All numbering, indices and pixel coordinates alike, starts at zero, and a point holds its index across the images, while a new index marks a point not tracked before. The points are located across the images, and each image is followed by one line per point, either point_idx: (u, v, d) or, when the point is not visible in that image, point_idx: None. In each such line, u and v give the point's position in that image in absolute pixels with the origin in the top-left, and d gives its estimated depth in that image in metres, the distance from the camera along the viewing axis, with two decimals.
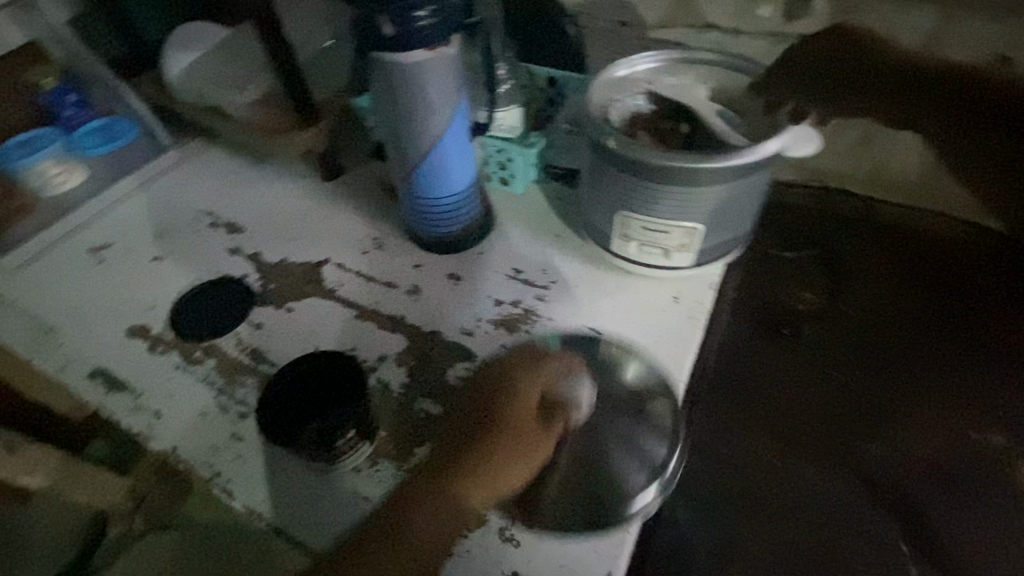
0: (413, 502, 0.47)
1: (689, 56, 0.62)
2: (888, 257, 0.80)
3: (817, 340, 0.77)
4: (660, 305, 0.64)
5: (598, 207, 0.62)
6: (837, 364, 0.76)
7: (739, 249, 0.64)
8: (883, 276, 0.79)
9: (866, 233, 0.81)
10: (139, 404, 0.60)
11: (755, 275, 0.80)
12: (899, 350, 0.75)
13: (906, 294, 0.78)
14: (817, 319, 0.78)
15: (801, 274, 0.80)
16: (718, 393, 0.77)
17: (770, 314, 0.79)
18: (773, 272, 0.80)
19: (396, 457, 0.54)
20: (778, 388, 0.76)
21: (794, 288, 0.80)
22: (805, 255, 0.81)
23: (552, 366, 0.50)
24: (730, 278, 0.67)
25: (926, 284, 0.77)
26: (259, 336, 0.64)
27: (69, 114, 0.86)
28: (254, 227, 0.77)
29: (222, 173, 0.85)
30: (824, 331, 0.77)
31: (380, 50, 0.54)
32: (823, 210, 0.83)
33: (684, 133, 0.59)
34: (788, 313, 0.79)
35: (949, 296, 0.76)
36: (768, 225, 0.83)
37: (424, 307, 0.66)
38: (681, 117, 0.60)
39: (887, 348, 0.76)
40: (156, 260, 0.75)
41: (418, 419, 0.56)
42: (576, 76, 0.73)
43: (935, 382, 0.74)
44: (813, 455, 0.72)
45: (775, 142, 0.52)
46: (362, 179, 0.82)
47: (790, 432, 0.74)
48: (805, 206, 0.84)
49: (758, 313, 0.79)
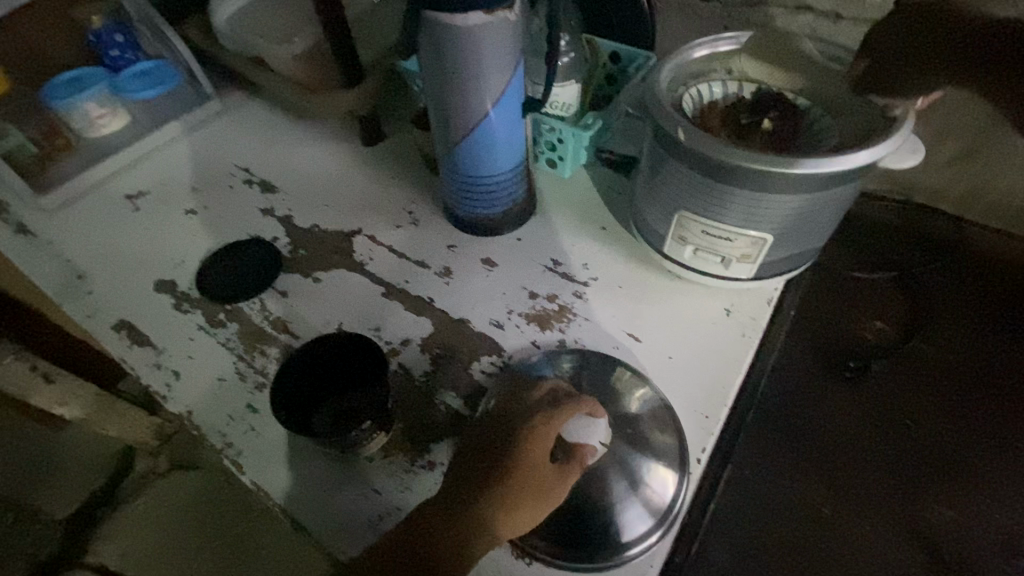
0: (425, 535, 0.43)
1: (778, 42, 0.55)
2: (988, 289, 0.69)
3: (894, 380, 0.66)
4: (708, 317, 0.58)
5: (654, 203, 0.56)
6: (916, 408, 0.65)
7: (806, 264, 0.57)
8: (979, 311, 0.68)
9: (960, 261, 0.72)
10: (160, 362, 0.59)
11: (820, 293, 0.71)
12: (992, 398, 0.65)
13: (1004, 334, 0.67)
14: (897, 355, 0.67)
15: (876, 304, 0.71)
16: (765, 428, 0.67)
17: (839, 341, 0.69)
18: (840, 292, 0.72)
19: (411, 451, 0.51)
20: (835, 426, 0.66)
21: (866, 316, 0.70)
22: (882, 281, 0.71)
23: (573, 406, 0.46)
24: (790, 294, 0.61)
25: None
26: (283, 304, 0.62)
27: (115, 55, 0.84)
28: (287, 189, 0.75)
29: (261, 129, 0.82)
30: (907, 371, 0.67)
31: (434, 10, 0.48)
32: (908, 227, 0.76)
33: (768, 129, 0.52)
34: (861, 342, 0.68)
35: None
36: (845, 238, 0.75)
37: (454, 292, 0.62)
38: (764, 111, 0.53)
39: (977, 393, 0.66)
40: (189, 214, 0.74)
41: (438, 413, 0.53)
42: (645, 54, 0.66)
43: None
44: (870, 508, 0.63)
45: (872, 152, 0.45)
46: (403, 148, 0.78)
47: (846, 480, 0.64)
48: (886, 219, 0.77)
49: (825, 338, 0.69)
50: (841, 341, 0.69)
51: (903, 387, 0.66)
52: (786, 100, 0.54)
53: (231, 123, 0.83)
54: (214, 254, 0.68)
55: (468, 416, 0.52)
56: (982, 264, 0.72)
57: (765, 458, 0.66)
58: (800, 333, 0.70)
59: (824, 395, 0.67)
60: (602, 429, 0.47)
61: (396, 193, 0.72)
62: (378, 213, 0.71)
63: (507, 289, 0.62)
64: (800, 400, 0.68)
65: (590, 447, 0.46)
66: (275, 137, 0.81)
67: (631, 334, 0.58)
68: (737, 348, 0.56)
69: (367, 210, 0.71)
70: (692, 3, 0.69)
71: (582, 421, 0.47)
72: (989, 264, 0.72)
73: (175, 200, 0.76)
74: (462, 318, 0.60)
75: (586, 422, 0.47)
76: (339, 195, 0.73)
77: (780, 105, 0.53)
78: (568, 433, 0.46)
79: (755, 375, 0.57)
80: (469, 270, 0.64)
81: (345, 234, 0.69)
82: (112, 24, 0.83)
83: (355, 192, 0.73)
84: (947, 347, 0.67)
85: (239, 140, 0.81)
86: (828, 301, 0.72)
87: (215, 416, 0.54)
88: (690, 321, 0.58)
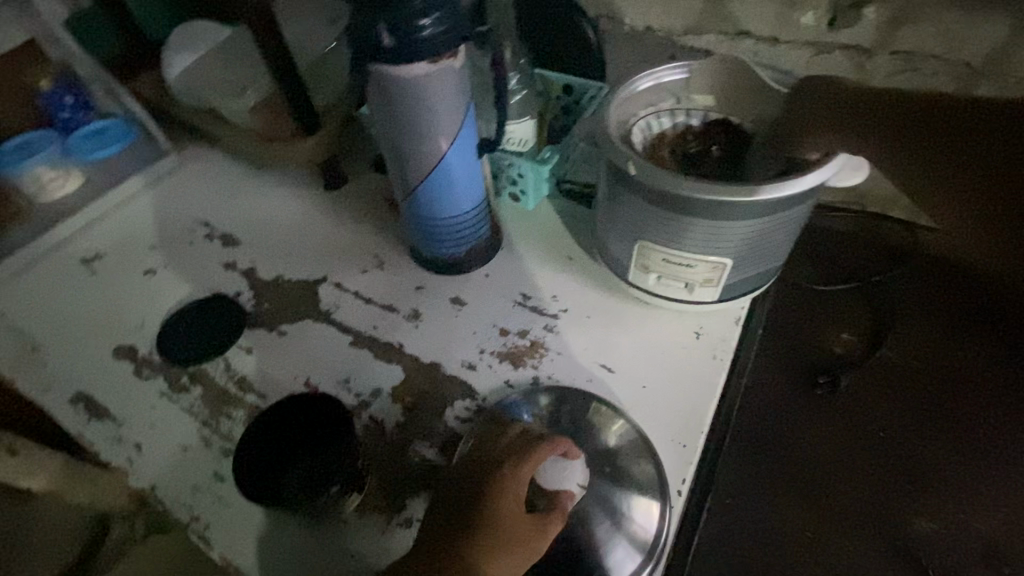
0: None
1: (722, 68, 0.56)
2: (938, 294, 0.71)
3: (860, 395, 0.67)
4: (679, 341, 0.58)
5: (616, 234, 0.57)
6: (891, 425, 0.65)
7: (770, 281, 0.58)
8: (931, 316, 0.70)
9: (916, 266, 0.74)
10: (121, 435, 0.57)
11: (779, 307, 0.72)
12: (963, 409, 0.65)
13: (962, 340, 0.68)
14: (860, 370, 0.68)
15: (835, 311, 0.72)
16: (742, 448, 0.66)
17: (802, 358, 0.69)
18: (798, 307, 0.72)
19: (386, 510, 0.50)
20: (817, 451, 0.65)
21: (828, 327, 0.71)
22: (839, 294, 0.73)
23: (546, 448, 0.45)
24: (758, 310, 0.62)
25: (986, 327, 0.68)
26: (249, 363, 0.61)
27: (65, 117, 0.82)
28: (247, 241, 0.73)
29: (218, 181, 0.81)
30: (871, 385, 0.67)
31: (380, 63, 0.49)
32: (863, 234, 0.78)
33: (715, 156, 0.56)
34: (822, 357, 0.69)
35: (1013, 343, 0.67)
36: (798, 249, 0.76)
37: (424, 336, 0.61)
38: (712, 139, 0.56)
39: (950, 406, 0.65)
40: (148, 274, 0.72)
41: (413, 466, 0.52)
42: (595, 85, 0.67)
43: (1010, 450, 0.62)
44: (860, 538, 0.60)
45: (818, 174, 0.47)
46: (367, 189, 0.77)
47: (834, 510, 0.62)
48: (840, 228, 0.79)
49: (784, 352, 0.70)
50: (804, 355, 0.69)
51: (867, 401, 0.66)
52: (731, 127, 0.57)
53: (187, 177, 0.82)
54: (174, 316, 0.66)
55: (444, 465, 0.51)
56: (930, 270, 0.73)
57: (752, 492, 0.64)
58: (770, 355, 0.70)
59: (798, 415, 0.66)
60: (578, 471, 0.46)
61: (358, 237, 0.71)
62: (341, 260, 0.69)
63: (477, 328, 0.61)
64: (772, 421, 0.66)
65: (568, 491, 0.45)
66: (232, 188, 0.80)
67: (604, 364, 0.58)
68: (710, 371, 0.56)
69: (329, 257, 0.70)
70: (637, 32, 0.71)
71: (558, 464, 0.46)
72: (936, 267, 0.73)
73: (132, 261, 0.74)
74: (432, 362, 0.59)
75: (561, 464, 0.46)
76: (300, 243, 0.72)
77: (726, 132, 0.56)
78: (545, 479, 0.46)
79: (731, 397, 0.57)
80: (437, 312, 0.63)
81: (309, 283, 0.68)
82: (60, 84, 0.81)
83: (316, 239, 0.72)
84: (908, 358, 0.68)
85: (196, 193, 0.80)
86: (788, 323, 0.72)
87: (180, 491, 0.52)
88: (661, 347, 0.58)
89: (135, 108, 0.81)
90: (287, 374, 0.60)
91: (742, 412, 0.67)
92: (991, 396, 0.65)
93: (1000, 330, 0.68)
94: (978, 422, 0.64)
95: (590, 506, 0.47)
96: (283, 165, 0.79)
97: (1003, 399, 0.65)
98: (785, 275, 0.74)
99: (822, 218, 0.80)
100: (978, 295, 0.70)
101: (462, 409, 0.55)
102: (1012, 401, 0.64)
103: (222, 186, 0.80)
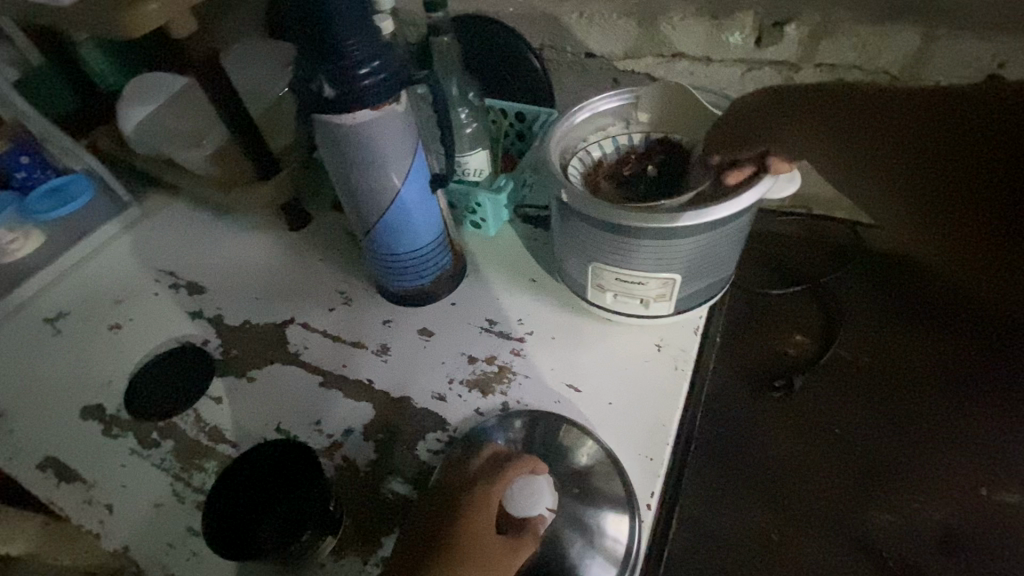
0: None
1: (656, 92, 0.59)
2: (880, 296, 0.80)
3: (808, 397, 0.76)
4: (642, 355, 0.60)
5: (570, 257, 0.58)
6: (844, 420, 0.74)
7: (722, 290, 0.60)
8: (874, 318, 0.79)
9: (861, 269, 0.82)
10: (92, 497, 0.57)
11: (732, 324, 0.81)
12: (906, 400, 0.74)
13: (904, 337, 0.77)
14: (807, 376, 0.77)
15: (788, 319, 0.81)
16: (714, 454, 0.76)
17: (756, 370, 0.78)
18: (748, 321, 0.81)
19: (364, 549, 0.51)
20: (774, 449, 0.75)
21: (784, 334, 0.80)
22: (786, 305, 0.81)
23: (517, 468, 0.48)
24: (714, 318, 0.64)
25: (922, 324, 0.78)
26: (218, 412, 0.61)
27: (22, 177, 0.83)
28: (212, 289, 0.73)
29: (179, 230, 0.81)
30: (816, 389, 0.76)
31: (323, 113, 0.51)
32: (815, 239, 0.83)
33: (654, 175, 0.58)
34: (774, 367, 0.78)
35: (947, 336, 0.77)
36: (754, 260, 0.83)
37: (393, 370, 0.62)
38: (649, 157, 0.59)
39: (895, 399, 0.75)
40: (112, 329, 0.71)
41: (386, 502, 0.53)
42: (543, 111, 0.70)
43: (946, 434, 0.72)
44: (818, 527, 0.71)
45: (752, 192, 0.49)
46: (329, 226, 0.78)
47: (794, 506, 0.72)
48: (794, 232, 0.84)
49: (741, 364, 0.79)
50: (762, 364, 0.78)
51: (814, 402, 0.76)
52: (669, 145, 0.59)
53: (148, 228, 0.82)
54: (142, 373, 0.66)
55: (418, 498, 0.51)
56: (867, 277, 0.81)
57: (720, 485, 0.74)
58: (727, 369, 0.79)
59: (756, 417, 0.76)
60: (546, 491, 0.46)
61: (323, 276, 0.72)
62: (306, 301, 0.70)
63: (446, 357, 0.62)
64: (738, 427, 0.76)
65: (538, 516, 0.46)
66: (193, 236, 0.79)
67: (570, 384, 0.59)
68: (674, 383, 0.58)
69: (294, 298, 0.70)
70: (580, 59, 0.74)
71: (525, 486, 0.46)
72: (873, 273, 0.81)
73: (97, 318, 0.73)
74: (402, 397, 0.60)
75: (528, 484, 0.47)
76: (264, 287, 0.72)
77: (664, 151, 0.59)
78: (513, 506, 0.46)
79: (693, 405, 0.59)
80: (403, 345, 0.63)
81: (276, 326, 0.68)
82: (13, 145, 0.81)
83: (280, 281, 0.72)
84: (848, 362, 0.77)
85: (157, 244, 0.80)
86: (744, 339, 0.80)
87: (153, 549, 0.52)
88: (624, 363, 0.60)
89: (90, 161, 0.80)
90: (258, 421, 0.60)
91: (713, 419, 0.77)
92: (918, 390, 0.75)
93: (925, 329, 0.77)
94: (910, 412, 0.74)
95: (562, 528, 0.48)
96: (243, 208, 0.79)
97: (941, 389, 0.74)
98: (739, 285, 0.83)
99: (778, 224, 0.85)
100: (908, 297, 0.79)
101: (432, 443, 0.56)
102: (947, 390, 0.74)
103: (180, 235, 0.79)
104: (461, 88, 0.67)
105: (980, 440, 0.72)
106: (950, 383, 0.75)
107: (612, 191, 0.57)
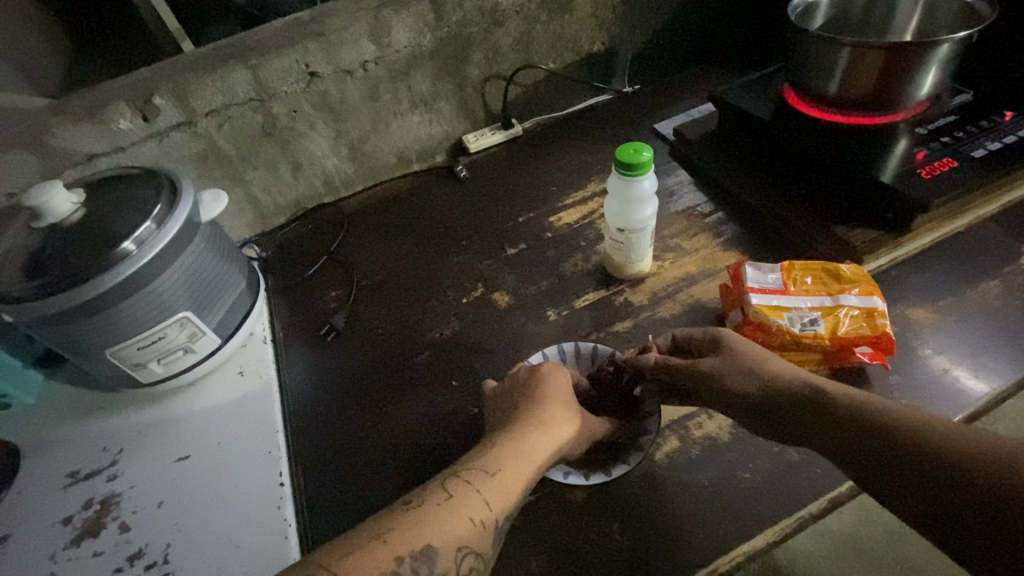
0: (498, 463, 0.51)
1: (416, 11, 0.87)
2: (605, 120, 1.04)
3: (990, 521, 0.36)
4: (537, 245, 0.84)
5: None
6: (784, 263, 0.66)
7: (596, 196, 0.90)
8: (607, 136, 1.01)
9: (585, 112, 1.07)
10: (136, 556, 0.60)
11: (527, 169, 0.98)
12: (776, 216, 0.78)
13: (749, 174, 0.83)
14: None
15: (554, 159, 0.99)
16: (541, 279, 0.80)
17: (890, 478, 0.41)
18: (539, 149, 1.02)
19: (376, 437, 0.67)
20: (647, 316, 0.72)
21: (547, 162, 0.99)
22: (581, 137, 1.02)
23: (40, 189, 0.62)
24: (550, 198, 0.92)
25: (745, 160, 0.85)
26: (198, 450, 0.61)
27: None
28: (157, 414, 0.73)
29: (37, 231, 0.63)
30: (880, 475, 0.42)
31: None
32: (551, 85, 1.05)
33: (619, 13, 1.02)
34: (974, 489, 0.37)
35: (773, 159, 0.83)
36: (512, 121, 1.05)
37: (364, 346, 0.77)
38: (619, 42, 1.06)
39: (766, 216, 0.80)
40: (75, 477, 0.68)
41: (373, 415, 0.69)
42: (343, 37, 0.85)
43: (799, 223, 0.75)
44: (803, 409, 0.49)
45: None
46: (145, 196, 0.66)
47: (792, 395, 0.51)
48: (538, 87, 1.05)
49: (778, 484, 0.56)
50: (571, 206, 0.90)
51: (962, 505, 0.37)
52: (635, 14, 1.04)
53: (50, 391, 0.77)
54: (131, 484, 0.66)
55: (438, 400, 0.69)
56: (608, 113, 1.06)
57: (572, 321, 0.74)
58: (717, 448, 0.59)
59: (569, 236, 0.85)
60: (59, 186, 0.63)
61: (549, 423, 0.55)
62: (216, 291, 0.73)
63: (384, 297, 0.82)
64: (548, 247, 0.84)
65: None
66: (52, 228, 0.63)
67: (500, 291, 0.79)
68: (566, 264, 0.81)
69: (547, 446, 0.53)
70: None
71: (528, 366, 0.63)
72: (607, 107, 1.07)
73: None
74: (385, 348, 0.76)
75: (47, 186, 0.62)
76: (499, 432, 0.55)
77: (636, 17, 1.04)
78: None
79: (564, 263, 0.81)
80: (366, 335, 0.78)
81: (550, 451, 0.54)
82: None
83: (510, 430, 0.54)
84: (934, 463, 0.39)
85: (41, 244, 0.62)
86: (555, 165, 0.98)
87: (225, 558, 0.59)
88: (508, 243, 0.86)
89: None
90: (257, 427, 0.69)
91: (531, 245, 0.84)
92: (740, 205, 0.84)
93: (800, 144, 0.76)
94: (776, 213, 0.78)
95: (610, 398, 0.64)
96: (135, 211, 0.65)
97: (786, 199, 0.78)
98: (503, 143, 1.04)
99: (526, 81, 1.03)
100: (634, 110, 1.05)
101: (617, 465, 0.58)
102: (790, 199, 0.78)
103: (117, 230, 0.63)
104: (287, 70, 0.85)
105: (819, 228, 0.73)
106: (790, 196, 0.78)
107: (595, 77, 1.09)
